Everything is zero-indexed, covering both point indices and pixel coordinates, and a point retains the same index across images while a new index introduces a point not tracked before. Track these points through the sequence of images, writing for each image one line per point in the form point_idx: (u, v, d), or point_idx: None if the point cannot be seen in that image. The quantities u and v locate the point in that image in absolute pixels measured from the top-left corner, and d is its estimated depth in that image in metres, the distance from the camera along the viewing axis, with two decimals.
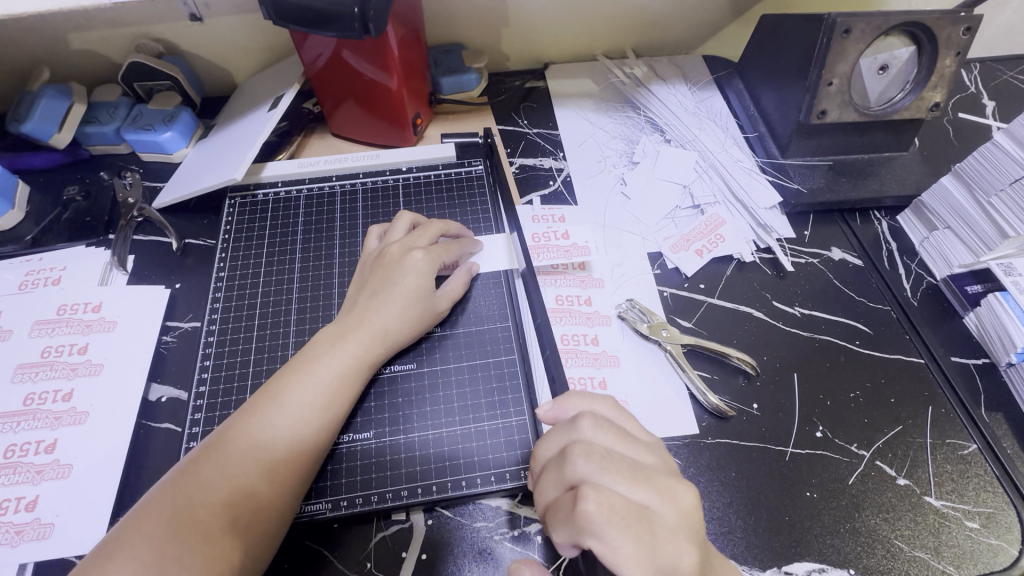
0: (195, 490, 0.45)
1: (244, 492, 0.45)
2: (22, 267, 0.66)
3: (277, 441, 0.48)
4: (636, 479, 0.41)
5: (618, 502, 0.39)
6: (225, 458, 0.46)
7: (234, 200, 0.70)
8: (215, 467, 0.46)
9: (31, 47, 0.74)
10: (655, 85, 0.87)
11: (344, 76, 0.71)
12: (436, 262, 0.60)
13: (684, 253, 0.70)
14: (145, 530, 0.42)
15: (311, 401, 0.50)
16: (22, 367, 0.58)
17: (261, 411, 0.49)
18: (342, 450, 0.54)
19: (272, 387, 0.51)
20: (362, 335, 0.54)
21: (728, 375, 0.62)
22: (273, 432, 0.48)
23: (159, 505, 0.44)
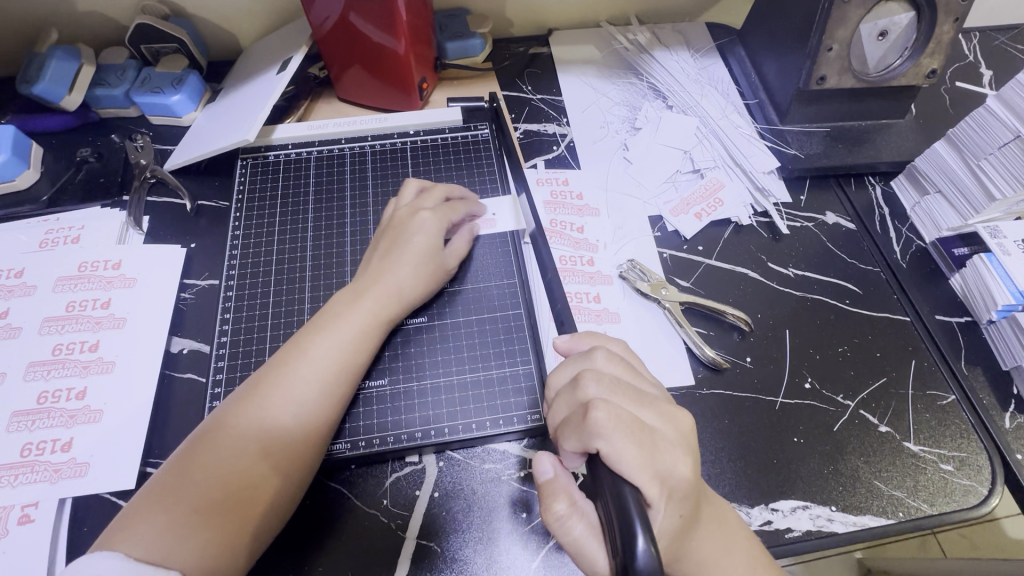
0: (228, 440, 0.48)
1: (274, 441, 0.49)
2: (41, 226, 0.68)
3: (303, 396, 0.51)
4: (640, 402, 0.44)
5: (625, 415, 0.42)
6: (253, 411, 0.49)
7: (245, 161, 0.72)
8: (245, 420, 0.49)
9: (37, 7, 0.74)
10: (658, 51, 0.87)
11: (352, 39, 0.71)
12: (446, 222, 0.62)
13: (684, 216, 0.73)
14: (185, 478, 0.46)
15: (330, 355, 0.53)
16: (48, 320, 0.60)
17: (284, 367, 0.52)
18: (357, 396, 0.57)
19: (295, 342, 0.54)
20: (377, 290, 0.57)
21: (723, 332, 0.65)
22: (301, 387, 0.51)
23: (198, 452, 0.48)
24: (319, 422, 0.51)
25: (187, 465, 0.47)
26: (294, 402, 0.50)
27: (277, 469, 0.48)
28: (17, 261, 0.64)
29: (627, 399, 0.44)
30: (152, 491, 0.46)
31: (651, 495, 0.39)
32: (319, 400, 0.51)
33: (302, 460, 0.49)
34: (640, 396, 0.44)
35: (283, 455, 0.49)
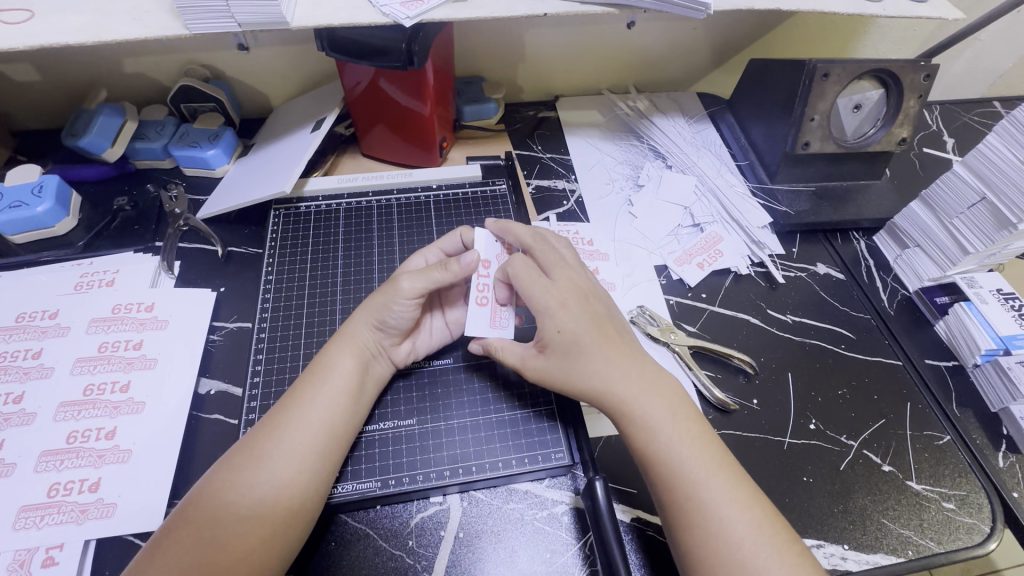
0: (236, 479, 0.49)
1: (290, 474, 0.50)
2: (75, 269, 0.70)
3: (304, 438, 0.52)
4: (658, 407, 0.54)
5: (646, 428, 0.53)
6: (259, 450, 0.51)
7: (278, 211, 0.76)
8: (261, 452, 0.50)
9: (89, 69, 0.81)
10: (656, 117, 0.96)
11: (380, 102, 0.78)
12: (435, 252, 0.66)
13: (687, 266, 0.78)
14: (204, 510, 0.48)
15: (350, 390, 0.55)
16: (81, 360, 0.62)
17: (289, 405, 0.54)
18: (360, 439, 0.58)
19: (309, 376, 0.56)
20: (382, 326, 0.59)
21: (730, 374, 0.68)
22: (304, 430, 0.52)
23: (204, 495, 0.49)
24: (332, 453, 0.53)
25: (194, 506, 0.48)
26: (306, 433, 0.52)
27: (291, 502, 0.49)
28: (50, 303, 0.66)
29: (631, 368, 0.55)
30: (173, 523, 0.47)
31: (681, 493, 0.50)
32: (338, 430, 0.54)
33: (304, 504, 0.50)
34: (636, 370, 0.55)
35: (300, 489, 0.50)
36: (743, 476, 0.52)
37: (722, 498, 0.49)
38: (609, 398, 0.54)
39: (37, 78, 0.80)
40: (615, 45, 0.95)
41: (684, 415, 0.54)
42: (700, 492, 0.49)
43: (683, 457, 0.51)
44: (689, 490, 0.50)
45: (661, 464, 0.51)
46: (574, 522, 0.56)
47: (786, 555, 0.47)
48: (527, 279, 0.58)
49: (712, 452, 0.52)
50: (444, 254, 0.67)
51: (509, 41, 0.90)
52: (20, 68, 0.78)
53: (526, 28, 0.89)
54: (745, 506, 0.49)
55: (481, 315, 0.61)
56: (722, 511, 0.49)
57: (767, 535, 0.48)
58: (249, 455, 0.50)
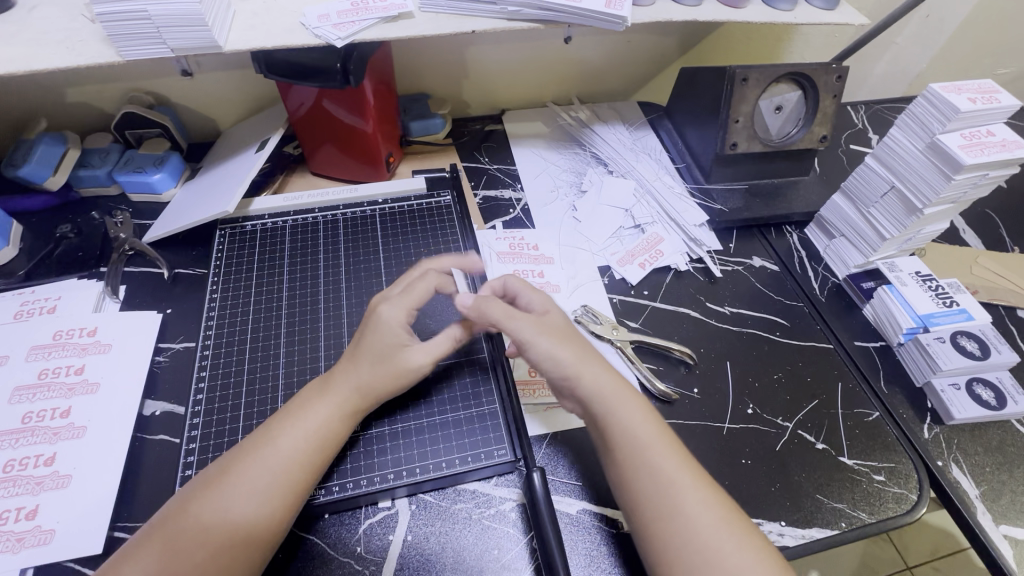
0: (224, 496, 0.49)
1: (249, 511, 0.49)
2: (15, 298, 0.70)
3: (287, 459, 0.52)
4: (637, 408, 0.55)
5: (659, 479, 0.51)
6: (246, 468, 0.51)
7: (224, 230, 0.77)
8: (244, 468, 0.51)
9: (31, 101, 0.81)
10: (597, 125, 0.99)
11: (324, 122, 0.80)
12: (402, 288, 0.63)
13: (629, 266, 0.81)
14: (147, 557, 0.46)
15: (316, 434, 0.54)
16: (19, 389, 0.61)
17: (277, 426, 0.54)
18: (358, 437, 0.60)
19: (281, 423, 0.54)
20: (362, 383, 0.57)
21: (671, 365, 0.71)
22: (286, 449, 0.52)
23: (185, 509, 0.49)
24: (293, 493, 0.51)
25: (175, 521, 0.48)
26: (285, 458, 0.52)
27: (264, 522, 0.49)
28: None
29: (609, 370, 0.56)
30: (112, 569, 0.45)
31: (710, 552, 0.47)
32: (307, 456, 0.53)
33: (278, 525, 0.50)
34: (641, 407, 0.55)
35: (276, 507, 0.50)
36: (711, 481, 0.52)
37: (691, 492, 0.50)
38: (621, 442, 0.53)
39: None
40: (555, 58, 0.99)
41: (655, 418, 0.55)
42: (673, 482, 0.50)
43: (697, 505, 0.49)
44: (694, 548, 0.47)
45: (642, 457, 0.52)
46: (522, 518, 0.57)
47: (753, 553, 0.47)
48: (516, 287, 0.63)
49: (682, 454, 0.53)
50: (396, 286, 0.64)
51: (452, 58, 0.94)
52: None
53: (467, 45, 0.92)
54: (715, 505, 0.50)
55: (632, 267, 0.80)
56: (694, 506, 0.49)
57: (729, 524, 0.49)
58: (235, 471, 0.50)
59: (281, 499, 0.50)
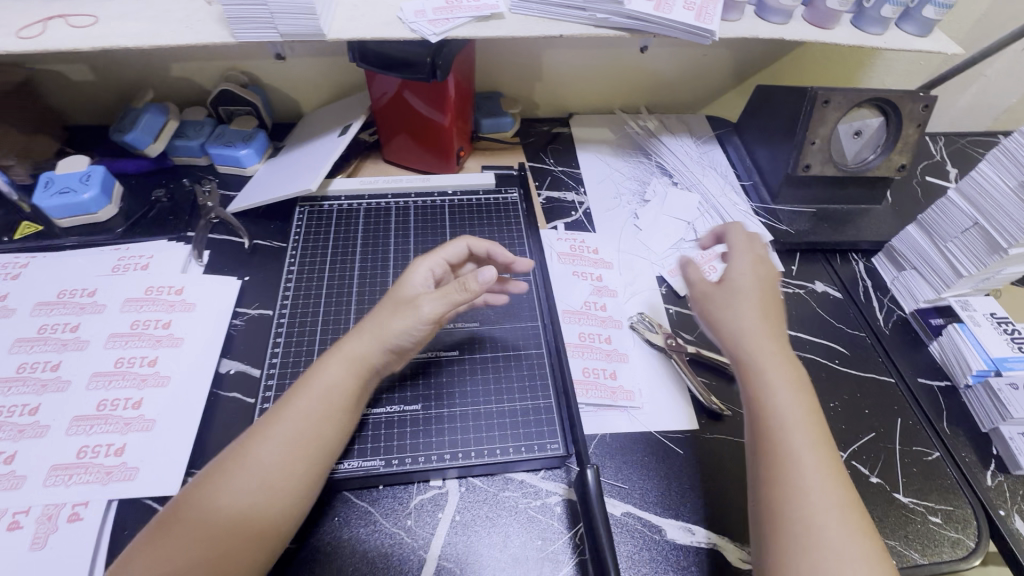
0: (240, 472, 0.48)
1: (273, 480, 0.48)
2: (113, 253, 0.75)
3: (302, 426, 0.52)
4: (787, 383, 0.53)
5: (791, 417, 0.50)
6: (259, 442, 0.50)
7: (303, 208, 0.81)
8: (260, 438, 0.50)
9: (140, 73, 0.88)
10: (665, 136, 1.00)
11: (403, 112, 0.84)
12: (440, 262, 0.65)
13: (681, 278, 0.81)
14: (163, 540, 0.44)
15: (335, 401, 0.54)
16: (115, 336, 0.67)
17: (291, 398, 0.53)
18: (390, 419, 0.62)
19: (288, 395, 0.54)
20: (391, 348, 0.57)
21: (725, 382, 0.70)
22: (300, 418, 0.52)
23: (197, 492, 0.47)
24: (310, 458, 0.51)
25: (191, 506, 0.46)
26: (300, 426, 0.52)
27: (283, 493, 0.49)
28: (90, 282, 0.72)
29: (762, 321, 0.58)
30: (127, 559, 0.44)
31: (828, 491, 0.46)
32: (321, 425, 0.52)
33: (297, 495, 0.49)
34: (786, 361, 0.55)
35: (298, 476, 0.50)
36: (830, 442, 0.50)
37: (818, 481, 0.46)
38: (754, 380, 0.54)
39: (92, 78, 0.88)
40: (628, 66, 1.00)
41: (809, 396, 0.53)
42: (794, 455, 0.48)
43: (807, 452, 0.48)
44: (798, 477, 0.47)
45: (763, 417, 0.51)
46: (566, 512, 0.58)
47: None
48: (740, 247, 0.64)
49: (822, 436, 0.50)
50: (447, 263, 0.66)
51: (528, 59, 0.96)
52: (78, 69, 0.86)
53: (545, 48, 0.95)
54: (839, 495, 0.46)
55: None
56: (809, 461, 0.48)
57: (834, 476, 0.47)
58: (250, 447, 0.50)
59: (300, 467, 0.50)
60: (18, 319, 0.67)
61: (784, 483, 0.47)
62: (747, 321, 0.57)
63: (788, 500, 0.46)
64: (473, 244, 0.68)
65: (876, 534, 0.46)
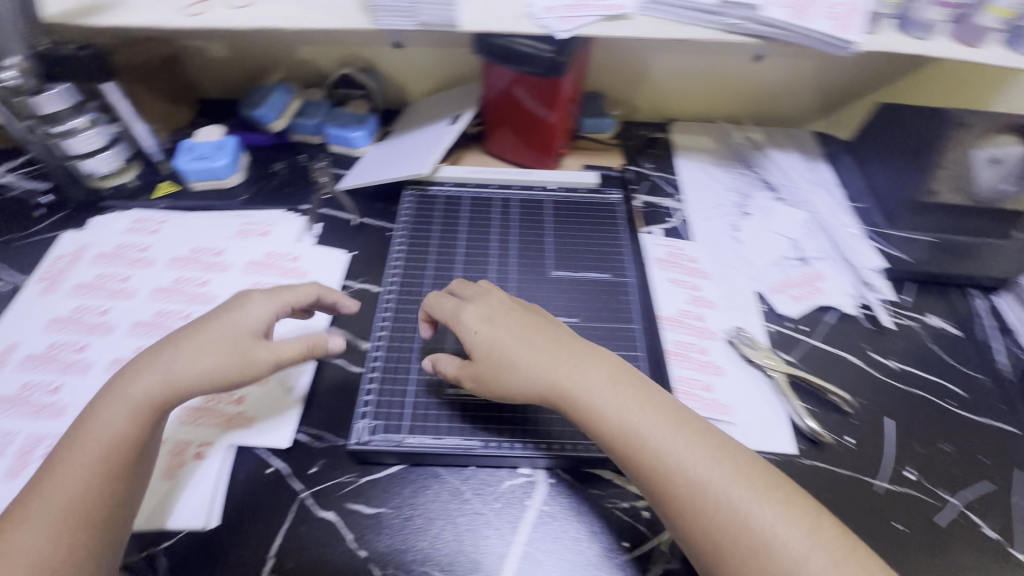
0: (60, 477, 0.48)
1: (72, 485, 0.48)
2: (237, 218, 0.81)
3: (109, 424, 0.51)
4: (618, 396, 0.53)
5: (618, 425, 0.52)
6: (82, 442, 0.50)
7: (412, 191, 0.84)
8: (79, 440, 0.50)
9: (271, 54, 0.94)
10: (771, 149, 0.97)
11: (511, 107, 0.85)
12: (285, 307, 0.62)
13: (781, 296, 0.78)
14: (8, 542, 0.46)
15: (135, 402, 0.52)
16: (238, 295, 0.72)
17: (105, 400, 0.52)
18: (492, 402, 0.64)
19: (96, 402, 0.52)
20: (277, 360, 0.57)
21: (826, 409, 0.67)
22: (117, 416, 0.51)
23: (36, 494, 0.48)
24: (114, 460, 0.50)
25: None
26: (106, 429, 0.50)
27: (75, 496, 0.48)
28: (218, 243, 0.77)
29: (540, 351, 0.56)
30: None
31: (729, 475, 0.48)
32: (128, 430, 0.51)
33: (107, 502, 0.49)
34: (618, 379, 0.54)
35: (80, 481, 0.48)
36: (702, 431, 0.52)
37: (723, 476, 0.48)
38: (572, 399, 0.54)
39: (227, 56, 0.95)
40: (738, 74, 0.97)
41: (626, 386, 0.54)
42: (688, 466, 0.49)
43: (693, 457, 0.49)
44: (686, 475, 0.49)
45: (623, 434, 0.51)
46: (654, 520, 0.58)
47: None
48: (475, 293, 0.65)
49: (679, 422, 0.52)
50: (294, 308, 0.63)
51: (635, 62, 0.96)
52: (217, 46, 0.93)
53: (654, 52, 0.94)
54: (744, 480, 0.48)
55: (786, 299, 0.78)
56: (694, 464, 0.49)
57: (724, 462, 0.49)
58: (78, 448, 0.50)
59: (98, 467, 0.49)
60: (157, 269, 0.74)
61: (681, 483, 0.48)
62: (525, 368, 0.56)
63: (687, 503, 0.48)
64: (323, 293, 0.66)
65: (807, 500, 0.48)
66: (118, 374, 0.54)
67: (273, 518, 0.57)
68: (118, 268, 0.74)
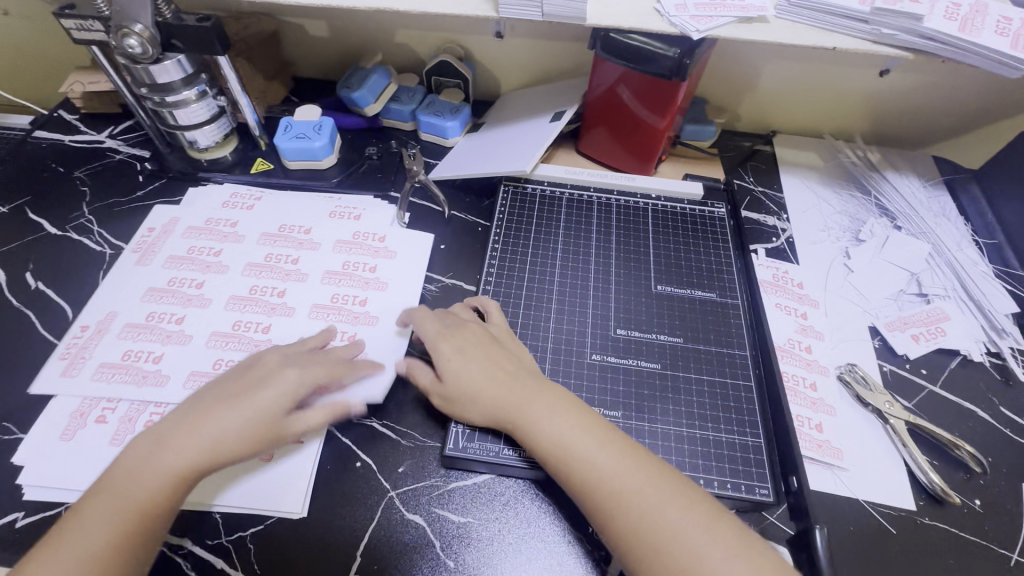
0: (132, 487, 0.49)
1: (141, 500, 0.48)
2: (329, 201, 0.80)
3: (194, 449, 0.51)
4: (560, 419, 0.53)
5: (584, 456, 0.51)
6: (158, 456, 0.50)
7: (508, 187, 0.81)
8: (158, 452, 0.50)
9: (370, 36, 0.93)
10: (889, 172, 0.90)
11: (617, 108, 0.81)
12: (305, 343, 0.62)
13: (899, 334, 0.71)
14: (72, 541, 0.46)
15: (226, 438, 0.52)
16: (329, 273, 0.71)
17: (195, 422, 0.52)
18: None
19: (183, 420, 0.52)
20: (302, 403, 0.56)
21: (949, 466, 0.61)
22: (204, 442, 0.51)
23: (106, 495, 0.48)
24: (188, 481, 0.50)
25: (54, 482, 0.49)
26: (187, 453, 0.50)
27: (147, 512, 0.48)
28: (308, 220, 0.77)
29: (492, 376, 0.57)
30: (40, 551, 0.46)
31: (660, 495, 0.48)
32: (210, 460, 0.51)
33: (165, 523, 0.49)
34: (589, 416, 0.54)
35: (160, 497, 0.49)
36: (642, 456, 0.52)
37: (650, 491, 0.49)
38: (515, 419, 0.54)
39: (326, 35, 0.94)
40: (858, 89, 0.90)
41: (575, 410, 0.54)
42: (629, 488, 0.49)
43: (640, 488, 0.49)
44: (630, 503, 0.48)
45: (566, 455, 0.51)
46: None
47: None
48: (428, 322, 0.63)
49: (618, 443, 0.52)
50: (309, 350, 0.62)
51: (746, 70, 0.90)
52: (317, 25, 0.92)
53: (769, 59, 0.88)
54: (685, 510, 0.48)
55: (904, 338, 0.71)
56: (630, 489, 0.49)
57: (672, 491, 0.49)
58: (156, 459, 0.50)
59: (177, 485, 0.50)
60: (248, 245, 0.74)
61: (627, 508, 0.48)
62: (483, 393, 0.56)
63: (636, 528, 0.47)
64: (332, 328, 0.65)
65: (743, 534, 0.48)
66: (213, 396, 0.54)
67: (361, 513, 0.55)
68: (210, 242, 0.74)
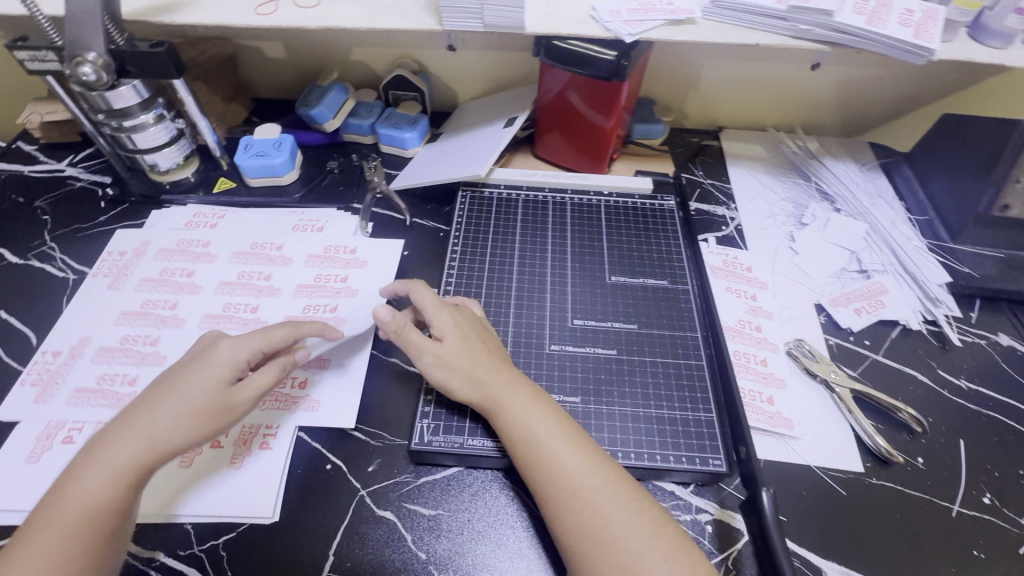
0: (78, 489, 0.49)
1: (87, 500, 0.48)
2: (292, 215, 0.82)
3: (132, 442, 0.51)
4: (539, 417, 0.55)
5: (548, 455, 0.53)
6: (99, 455, 0.50)
7: (466, 192, 0.84)
8: (98, 452, 0.51)
9: (325, 54, 0.96)
10: (827, 159, 0.95)
11: (567, 111, 0.85)
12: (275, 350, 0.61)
13: (843, 309, 0.75)
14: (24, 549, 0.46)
15: (157, 427, 0.51)
16: (303, 287, 0.73)
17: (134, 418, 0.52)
18: None
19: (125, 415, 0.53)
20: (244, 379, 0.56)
21: (893, 428, 0.65)
22: (144, 434, 0.51)
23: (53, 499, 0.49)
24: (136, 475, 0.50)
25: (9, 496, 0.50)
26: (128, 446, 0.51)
27: (92, 512, 0.48)
28: (278, 237, 0.78)
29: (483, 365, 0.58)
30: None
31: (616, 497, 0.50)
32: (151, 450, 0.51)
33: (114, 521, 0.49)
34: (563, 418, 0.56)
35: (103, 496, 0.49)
36: (603, 458, 0.54)
37: (595, 484, 0.51)
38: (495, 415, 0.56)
39: (282, 55, 0.96)
40: (794, 83, 0.95)
41: (551, 408, 0.56)
42: (584, 488, 0.51)
43: (600, 487, 0.51)
44: (589, 500, 0.50)
45: (534, 446, 0.53)
46: (716, 534, 0.55)
47: None
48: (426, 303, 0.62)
49: (579, 441, 0.54)
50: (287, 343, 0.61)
51: (688, 70, 0.95)
52: (274, 46, 0.94)
53: (708, 59, 0.93)
54: (636, 513, 0.50)
55: (847, 312, 0.75)
56: (592, 488, 0.51)
57: (618, 493, 0.51)
58: (95, 460, 0.50)
59: (122, 481, 0.50)
60: (221, 264, 0.75)
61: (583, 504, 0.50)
62: (469, 375, 0.57)
63: (587, 524, 0.49)
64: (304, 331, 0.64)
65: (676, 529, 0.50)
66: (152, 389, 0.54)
67: (332, 513, 0.57)
68: (183, 263, 0.75)
